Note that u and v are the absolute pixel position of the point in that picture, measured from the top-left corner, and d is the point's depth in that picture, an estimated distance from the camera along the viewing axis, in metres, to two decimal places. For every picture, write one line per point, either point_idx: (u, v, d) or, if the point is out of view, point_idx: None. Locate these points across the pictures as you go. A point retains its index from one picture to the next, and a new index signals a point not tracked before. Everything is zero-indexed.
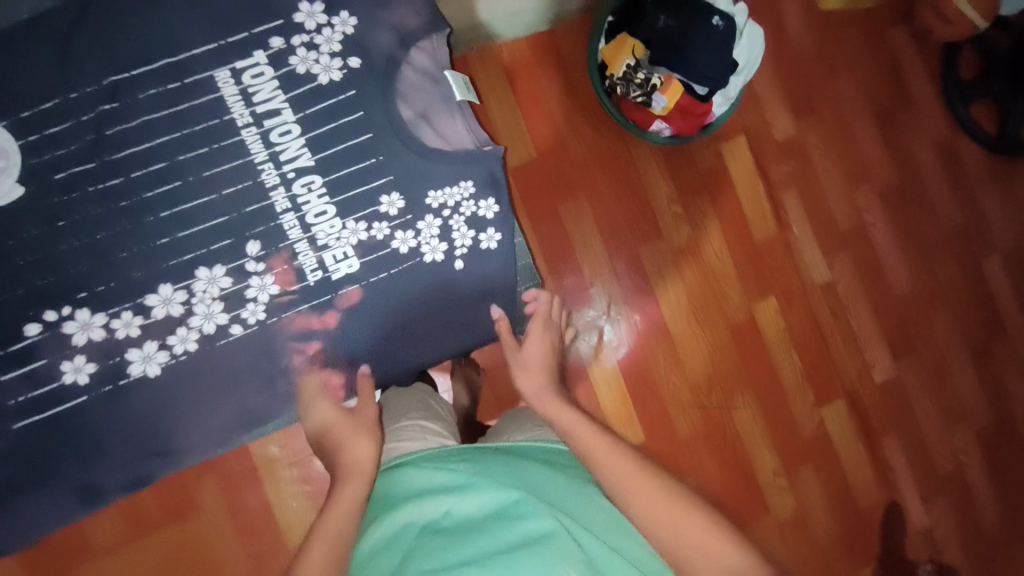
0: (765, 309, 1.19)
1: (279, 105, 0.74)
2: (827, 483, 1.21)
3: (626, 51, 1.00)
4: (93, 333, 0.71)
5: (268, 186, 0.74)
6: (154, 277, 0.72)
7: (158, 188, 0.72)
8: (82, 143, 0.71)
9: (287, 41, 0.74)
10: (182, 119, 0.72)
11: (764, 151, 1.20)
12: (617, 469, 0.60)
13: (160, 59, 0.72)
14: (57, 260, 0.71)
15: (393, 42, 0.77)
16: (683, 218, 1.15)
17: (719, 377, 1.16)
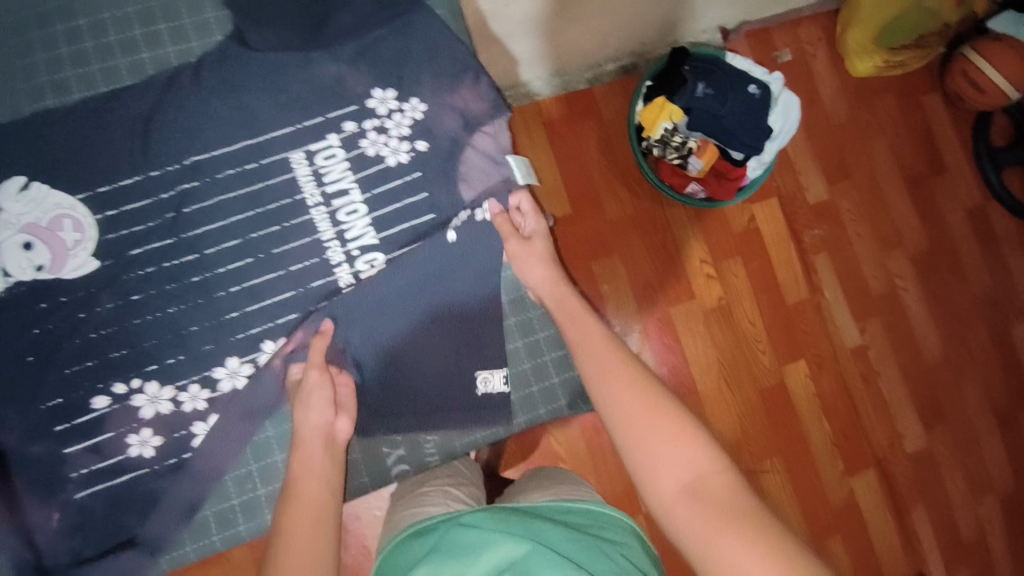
0: (795, 372, 1.17)
1: (348, 185, 0.76)
2: (854, 554, 1.17)
3: (664, 116, 0.99)
4: (160, 406, 0.72)
5: (334, 264, 0.76)
6: (222, 349, 0.73)
7: (230, 247, 0.74)
8: (161, 220, 0.72)
9: (360, 124, 0.77)
10: (258, 198, 0.74)
11: (797, 214, 1.21)
12: (601, 362, 0.67)
13: (241, 139, 0.74)
14: (128, 331, 0.72)
15: (457, 125, 0.79)
16: (715, 280, 1.15)
17: (748, 442, 1.14)
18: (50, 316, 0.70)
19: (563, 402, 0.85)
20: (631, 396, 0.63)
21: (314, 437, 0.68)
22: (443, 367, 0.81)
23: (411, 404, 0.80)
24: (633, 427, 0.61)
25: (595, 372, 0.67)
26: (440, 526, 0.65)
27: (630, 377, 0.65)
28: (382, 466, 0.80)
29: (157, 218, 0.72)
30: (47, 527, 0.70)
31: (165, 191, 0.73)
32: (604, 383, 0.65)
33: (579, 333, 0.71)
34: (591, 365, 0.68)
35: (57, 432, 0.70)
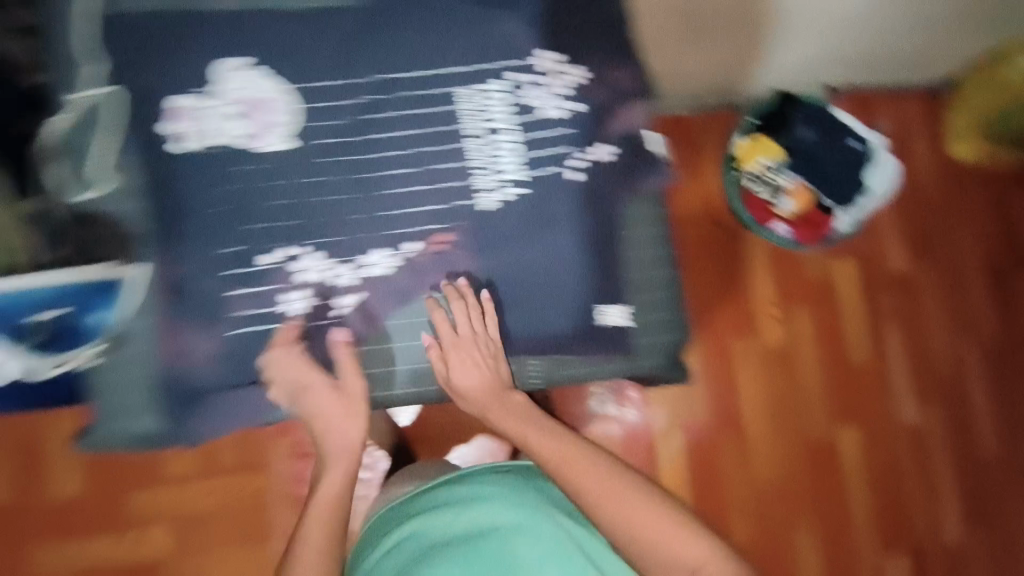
0: (845, 435, 1.16)
1: (509, 126, 0.79)
2: None
3: (763, 154, 1.03)
4: (311, 276, 0.76)
5: (478, 191, 0.78)
6: (364, 244, 0.77)
7: (395, 153, 0.78)
8: (343, 121, 0.77)
9: (524, 77, 0.80)
10: (426, 120, 0.78)
11: (873, 278, 1.21)
12: (596, 485, 0.68)
13: (417, 68, 0.78)
14: (302, 206, 0.76)
15: (609, 96, 0.81)
16: (781, 323, 1.16)
17: (785, 494, 1.12)
18: (247, 175, 0.76)
19: (659, 362, 0.80)
20: (625, 515, 0.66)
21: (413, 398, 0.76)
22: (566, 304, 0.78)
23: (506, 328, 0.78)
24: (630, 535, 0.66)
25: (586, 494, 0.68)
26: (450, 482, 0.85)
27: (619, 491, 0.68)
28: (483, 376, 0.77)
29: (347, 118, 0.77)
30: (197, 356, 0.74)
31: (362, 94, 0.78)
32: (600, 512, 0.67)
33: (552, 454, 0.71)
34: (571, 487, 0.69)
35: (220, 280, 0.75)
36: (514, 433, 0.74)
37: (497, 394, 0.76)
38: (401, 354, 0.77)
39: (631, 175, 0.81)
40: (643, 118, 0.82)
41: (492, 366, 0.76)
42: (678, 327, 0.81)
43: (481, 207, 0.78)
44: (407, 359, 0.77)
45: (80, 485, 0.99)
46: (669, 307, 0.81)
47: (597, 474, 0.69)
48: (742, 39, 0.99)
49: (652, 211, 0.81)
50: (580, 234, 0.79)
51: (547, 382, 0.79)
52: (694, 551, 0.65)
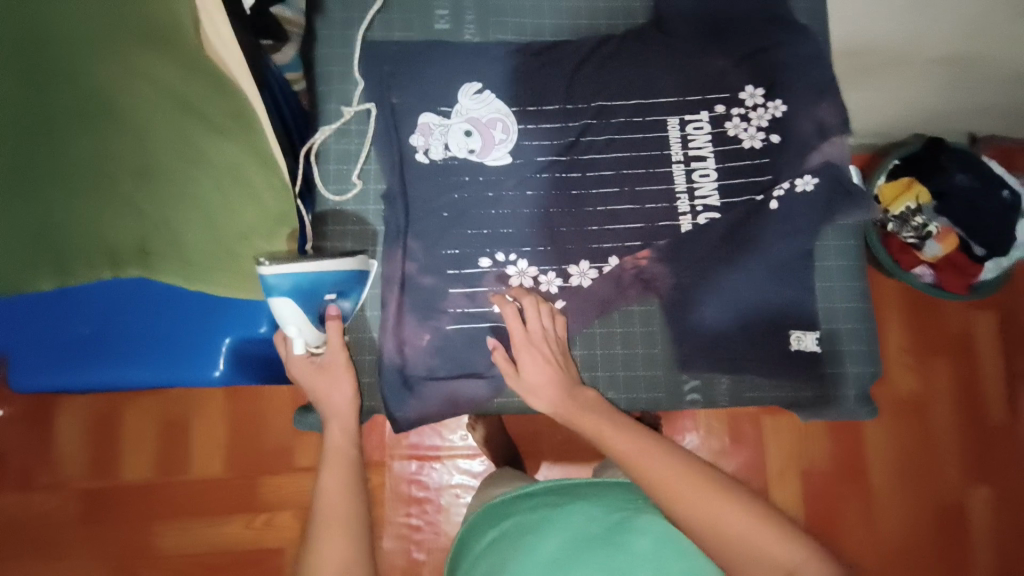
0: (977, 497, 1.09)
1: (708, 154, 0.76)
2: None
3: (910, 195, 1.01)
4: (526, 280, 0.75)
5: (679, 212, 0.75)
6: (559, 255, 0.75)
7: (606, 175, 0.76)
8: (560, 142, 0.76)
9: (728, 109, 0.76)
10: (630, 144, 0.76)
11: (1017, 336, 1.13)
12: (657, 470, 0.59)
13: (634, 97, 0.77)
14: (519, 217, 0.75)
15: (811, 131, 0.75)
16: (912, 371, 1.11)
17: (908, 553, 1.07)
18: (463, 188, 0.76)
19: (850, 393, 0.75)
20: (700, 504, 0.56)
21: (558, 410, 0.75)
22: (766, 334, 0.75)
23: (692, 355, 0.75)
24: (706, 525, 0.55)
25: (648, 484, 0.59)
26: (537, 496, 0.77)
27: (690, 475, 0.58)
28: (678, 390, 0.75)
29: (558, 139, 0.76)
30: (416, 344, 0.74)
31: (571, 119, 0.77)
32: (673, 502, 0.57)
33: (617, 443, 0.63)
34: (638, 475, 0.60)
35: (425, 285, 0.75)
36: (574, 424, 0.67)
37: (565, 395, 0.69)
38: (602, 362, 0.75)
39: (832, 211, 0.74)
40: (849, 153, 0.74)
41: (560, 363, 0.71)
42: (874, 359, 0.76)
43: (684, 227, 0.75)
44: (608, 367, 0.75)
45: (206, 469, 1.03)
46: (863, 338, 0.76)
47: (667, 460, 0.60)
48: (911, 84, 0.92)
49: (848, 243, 0.77)
50: (776, 263, 0.74)
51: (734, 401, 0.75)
52: (792, 552, 0.52)
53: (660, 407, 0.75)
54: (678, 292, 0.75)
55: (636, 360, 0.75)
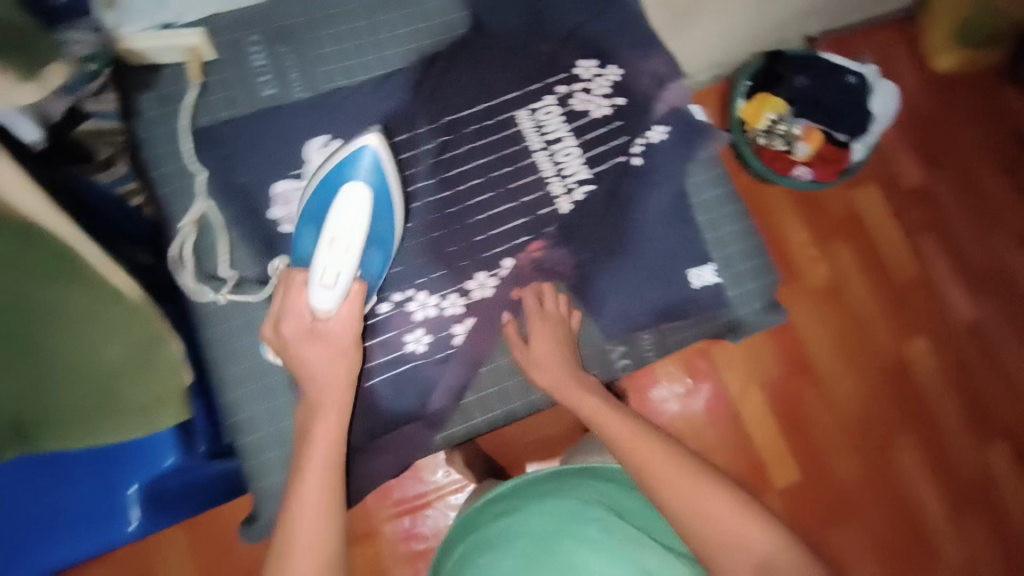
0: (913, 348, 1.20)
1: (565, 134, 0.83)
2: (1002, 539, 1.13)
3: (768, 108, 1.10)
4: (430, 310, 0.79)
5: (554, 195, 0.82)
6: (466, 267, 0.80)
7: (477, 183, 0.81)
8: (423, 166, 0.81)
9: (569, 87, 0.85)
10: (493, 147, 0.82)
11: (896, 200, 1.26)
12: (648, 455, 0.66)
13: (479, 102, 0.83)
14: (412, 246, 0.79)
15: (651, 83, 0.87)
16: (823, 260, 1.22)
17: (874, 420, 1.16)
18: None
19: (757, 307, 0.85)
20: (686, 487, 0.63)
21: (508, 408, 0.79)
22: (669, 279, 0.83)
23: (613, 323, 0.82)
24: (688, 504, 0.62)
25: (639, 466, 0.66)
26: (530, 482, 0.80)
27: (675, 461, 0.65)
28: (608, 358, 0.82)
29: (421, 163, 0.81)
30: (338, 412, 0.77)
31: (425, 142, 0.81)
32: (671, 497, 0.63)
33: (612, 431, 0.69)
34: (632, 462, 0.67)
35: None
36: (572, 403, 0.73)
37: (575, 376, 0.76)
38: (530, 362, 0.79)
39: (687, 146, 0.86)
40: (684, 95, 0.87)
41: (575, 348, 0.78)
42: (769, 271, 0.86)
43: (564, 209, 0.82)
44: (536, 364, 0.80)
45: None
46: (753, 255, 0.85)
47: (658, 448, 0.67)
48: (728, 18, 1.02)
49: (714, 171, 0.86)
50: (657, 210, 0.84)
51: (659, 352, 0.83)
52: (768, 543, 0.59)
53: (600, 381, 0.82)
54: (579, 266, 0.82)
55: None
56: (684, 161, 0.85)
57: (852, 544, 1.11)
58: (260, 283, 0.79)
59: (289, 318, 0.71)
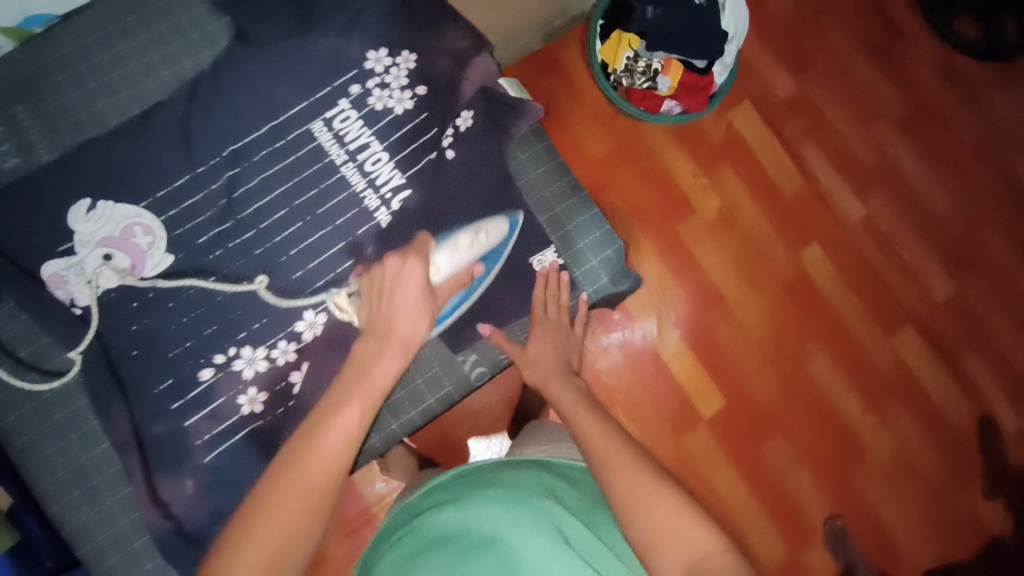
0: (811, 256, 1.22)
1: (367, 139, 0.82)
2: (917, 414, 1.21)
3: (624, 46, 1.09)
4: (260, 365, 0.77)
5: (372, 209, 0.81)
6: (293, 308, 0.79)
7: (283, 215, 0.80)
8: (216, 208, 0.79)
9: (365, 85, 0.82)
10: (295, 169, 0.81)
11: (774, 112, 1.26)
12: (590, 428, 0.63)
13: (265, 124, 0.81)
14: (216, 308, 0.78)
15: (451, 64, 0.84)
16: (711, 189, 1.22)
17: (786, 332, 1.20)
18: (140, 315, 0.77)
19: (606, 279, 0.87)
20: (628, 466, 0.57)
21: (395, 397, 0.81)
22: (508, 272, 0.84)
23: (456, 335, 0.82)
24: (631, 486, 0.55)
25: (587, 434, 0.63)
26: (485, 467, 0.72)
27: (618, 438, 0.61)
28: (456, 370, 0.82)
29: (212, 207, 0.79)
30: (183, 496, 0.76)
31: (216, 182, 0.79)
32: (612, 473, 0.57)
33: (563, 399, 0.70)
34: (583, 436, 0.63)
35: (173, 410, 0.76)
36: (547, 390, 0.73)
37: (557, 373, 0.75)
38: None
39: (500, 126, 0.86)
40: (492, 69, 0.85)
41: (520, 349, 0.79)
42: (610, 240, 0.88)
43: (383, 221, 0.81)
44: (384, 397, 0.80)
45: None
46: (593, 228, 0.88)
47: (597, 418, 0.64)
48: None
49: (536, 151, 0.88)
50: (480, 203, 0.83)
51: (492, 367, 0.83)
52: (705, 538, 0.51)
53: (453, 399, 0.83)
54: None
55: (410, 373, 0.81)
56: (499, 145, 0.85)
57: (783, 456, 1.17)
58: (57, 372, 0.78)
59: (375, 307, 0.70)
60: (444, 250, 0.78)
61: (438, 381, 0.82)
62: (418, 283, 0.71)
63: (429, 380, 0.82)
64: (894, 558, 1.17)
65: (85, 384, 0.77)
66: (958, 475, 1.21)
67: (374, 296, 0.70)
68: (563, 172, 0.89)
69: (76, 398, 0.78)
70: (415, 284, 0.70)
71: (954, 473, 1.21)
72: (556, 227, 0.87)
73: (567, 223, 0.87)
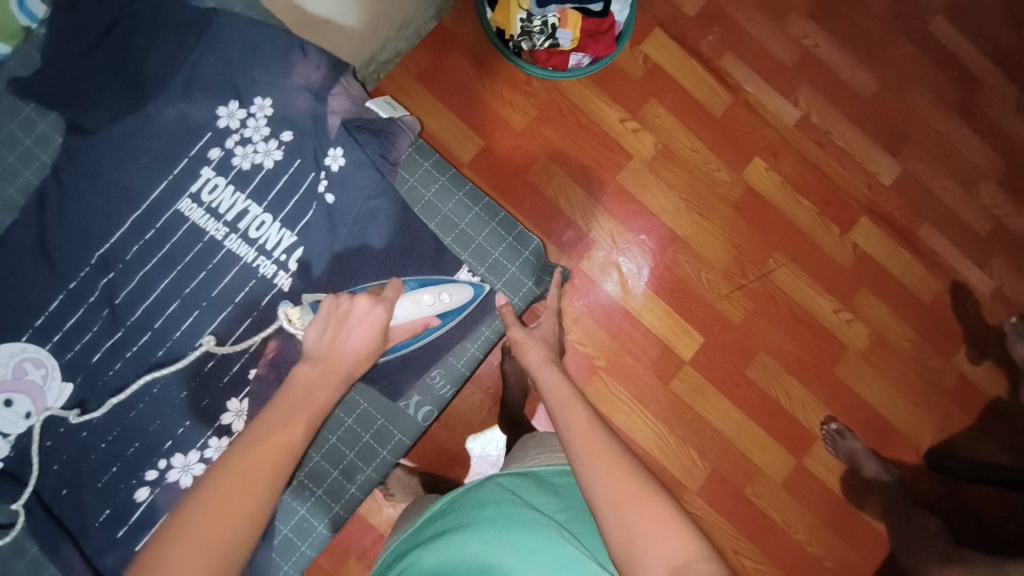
0: (755, 172, 1.20)
1: (244, 204, 0.76)
2: (888, 300, 1.23)
3: (514, 8, 1.04)
4: (195, 469, 0.72)
5: (270, 277, 0.76)
6: (218, 399, 0.73)
7: (173, 308, 0.74)
8: (101, 320, 0.72)
9: (224, 146, 0.76)
10: (173, 259, 0.74)
11: (684, 31, 1.21)
12: (585, 435, 0.59)
13: (129, 217, 0.73)
14: (131, 426, 0.72)
15: (309, 102, 0.78)
16: (642, 130, 1.18)
17: (747, 254, 1.19)
18: (59, 451, 0.70)
19: (531, 284, 0.84)
20: (620, 481, 0.54)
21: (355, 452, 0.79)
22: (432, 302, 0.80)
23: (394, 383, 0.80)
24: (619, 510, 0.52)
25: (570, 427, 0.61)
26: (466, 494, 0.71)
27: (614, 451, 0.58)
28: (401, 417, 0.80)
29: (97, 320, 0.72)
30: None
31: (90, 294, 0.72)
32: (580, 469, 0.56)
33: (558, 394, 0.67)
34: (574, 437, 0.60)
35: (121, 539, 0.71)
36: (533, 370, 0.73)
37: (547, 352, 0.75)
38: (330, 464, 0.78)
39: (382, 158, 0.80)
40: (351, 92, 0.79)
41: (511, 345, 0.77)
42: (524, 243, 0.84)
43: (285, 285, 0.76)
44: (336, 463, 0.78)
45: None
46: (503, 236, 0.84)
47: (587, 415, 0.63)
48: None
49: (424, 169, 0.83)
50: (381, 243, 0.79)
51: (439, 403, 0.81)
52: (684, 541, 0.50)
53: (406, 446, 0.80)
54: None
55: (354, 434, 0.79)
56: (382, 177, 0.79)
57: (768, 374, 1.19)
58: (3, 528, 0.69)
59: (324, 329, 0.66)
60: (408, 301, 0.74)
61: (389, 428, 0.80)
62: (376, 328, 0.68)
63: (377, 433, 0.80)
64: (895, 442, 1.21)
65: (30, 532, 0.69)
66: (939, 345, 1.23)
67: (331, 320, 0.67)
68: (459, 187, 0.84)
69: (28, 546, 0.69)
70: (371, 330, 0.68)
71: (934, 345, 1.23)
72: (463, 245, 0.83)
73: (478, 236, 0.83)
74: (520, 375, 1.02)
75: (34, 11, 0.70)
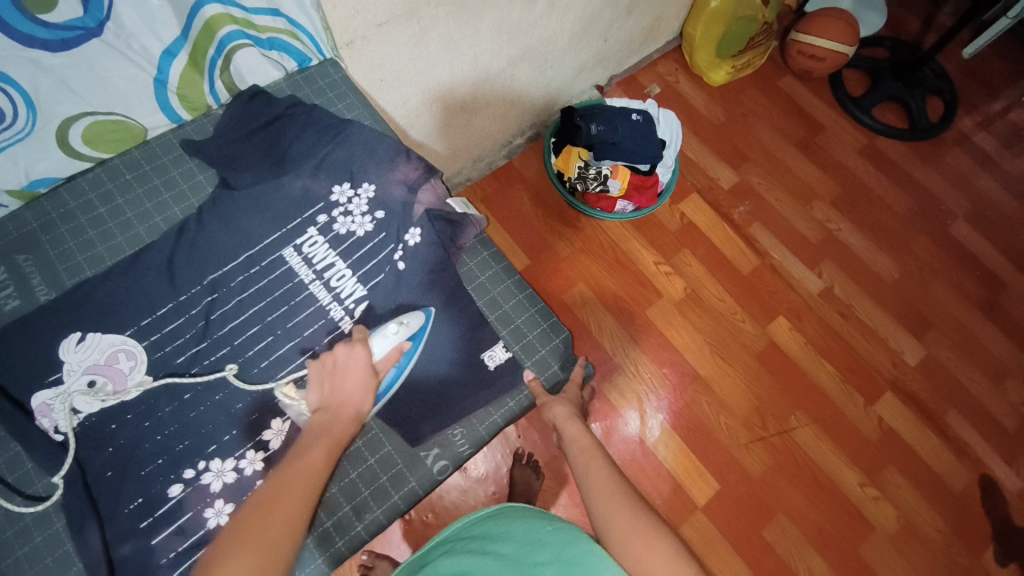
0: (778, 329, 1.27)
1: (332, 259, 0.72)
2: (914, 482, 1.18)
3: (575, 158, 1.25)
4: (229, 478, 0.62)
5: (336, 320, 0.70)
6: (267, 412, 0.65)
7: (253, 331, 0.68)
8: (193, 330, 0.67)
9: (330, 214, 0.74)
10: (266, 289, 0.70)
11: (719, 200, 1.38)
12: (606, 494, 0.61)
13: (240, 252, 0.71)
14: (189, 423, 0.63)
15: (405, 193, 0.76)
16: (674, 274, 1.29)
17: (766, 407, 1.21)
18: (117, 436, 0.62)
19: (556, 367, 0.74)
20: (643, 536, 0.56)
21: (367, 493, 0.66)
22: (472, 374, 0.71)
23: (415, 429, 0.68)
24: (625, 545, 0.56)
25: (588, 471, 0.65)
26: (485, 516, 0.65)
27: (634, 511, 0.59)
28: (418, 465, 0.67)
29: (190, 329, 0.67)
30: None
31: (183, 292, 0.68)
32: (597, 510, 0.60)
33: (580, 444, 0.70)
34: (592, 482, 0.63)
35: None
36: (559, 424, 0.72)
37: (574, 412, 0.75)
38: (343, 497, 0.65)
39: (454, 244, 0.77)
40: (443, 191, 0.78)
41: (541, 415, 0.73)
42: (557, 331, 0.77)
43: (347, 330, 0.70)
44: (349, 497, 0.65)
45: None
46: (539, 321, 0.77)
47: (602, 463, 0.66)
48: (503, 107, 1.20)
49: (482, 258, 0.79)
50: (439, 305, 0.73)
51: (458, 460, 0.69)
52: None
53: (419, 497, 0.67)
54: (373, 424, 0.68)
55: (372, 470, 0.67)
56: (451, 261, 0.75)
57: (787, 539, 1.12)
58: None
59: (321, 386, 0.63)
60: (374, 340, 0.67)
61: (397, 478, 0.67)
62: (362, 368, 0.64)
63: (393, 475, 0.67)
64: None
65: None
66: (971, 543, 1.15)
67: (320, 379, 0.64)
68: (510, 275, 0.80)
69: None
70: (356, 372, 0.64)
71: (966, 541, 1.15)
72: (502, 322, 0.76)
73: (517, 321, 0.77)
74: (525, 484, 1.04)
75: (220, 95, 0.77)
